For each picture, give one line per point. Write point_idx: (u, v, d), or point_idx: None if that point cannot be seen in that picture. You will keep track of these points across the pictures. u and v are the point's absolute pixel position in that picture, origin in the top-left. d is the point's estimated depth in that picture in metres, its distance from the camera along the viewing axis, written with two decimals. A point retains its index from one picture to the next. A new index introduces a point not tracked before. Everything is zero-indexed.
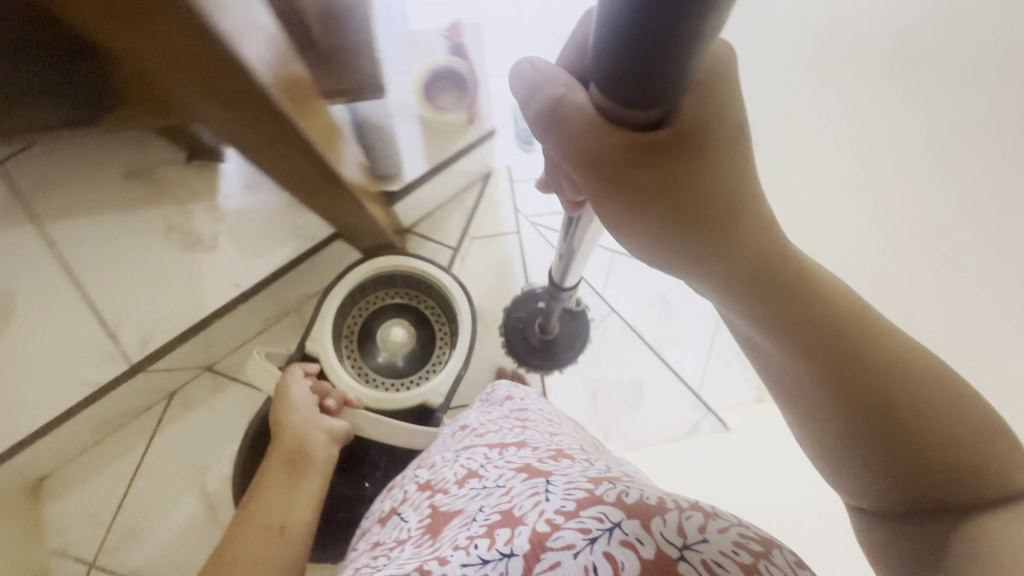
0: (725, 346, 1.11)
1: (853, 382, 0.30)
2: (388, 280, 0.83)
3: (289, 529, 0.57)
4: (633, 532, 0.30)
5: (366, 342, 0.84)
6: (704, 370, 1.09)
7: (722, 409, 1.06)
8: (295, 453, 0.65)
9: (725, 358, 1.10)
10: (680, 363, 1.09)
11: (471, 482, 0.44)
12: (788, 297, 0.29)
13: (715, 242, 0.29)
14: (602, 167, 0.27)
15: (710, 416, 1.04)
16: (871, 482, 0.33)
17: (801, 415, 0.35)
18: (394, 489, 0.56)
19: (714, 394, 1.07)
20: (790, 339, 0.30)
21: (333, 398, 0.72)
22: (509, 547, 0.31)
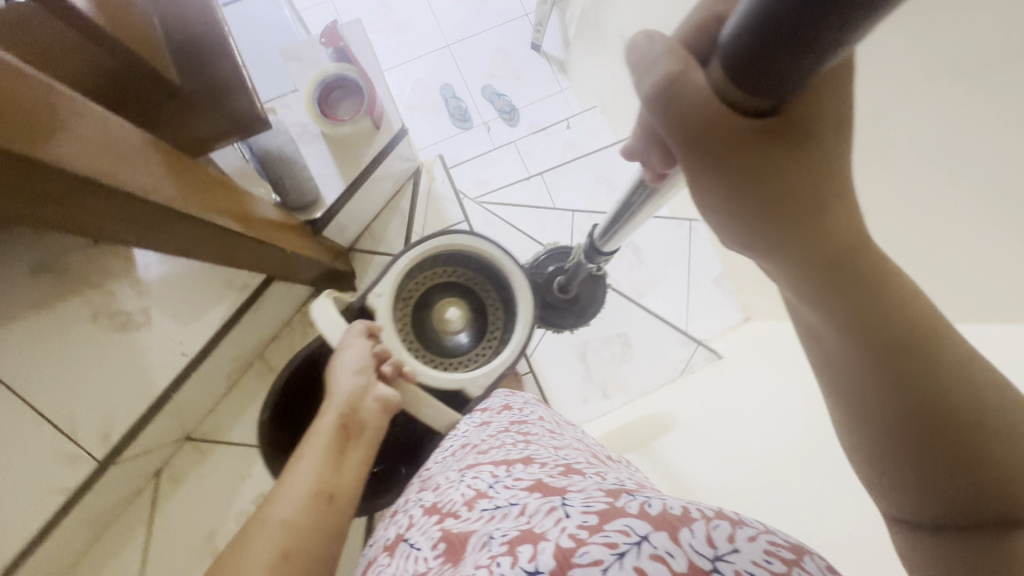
0: (702, 274, 1.13)
1: (910, 370, 0.26)
2: (458, 258, 0.80)
3: (338, 499, 0.53)
4: (662, 545, 0.28)
5: (420, 311, 0.82)
6: (689, 306, 1.12)
7: (715, 336, 1.08)
8: (349, 418, 0.62)
9: (706, 286, 1.13)
10: (657, 304, 1.12)
11: (481, 503, 0.43)
12: (861, 288, 0.25)
13: (798, 231, 0.25)
14: (709, 145, 0.24)
15: (701, 347, 1.05)
16: (911, 491, 0.28)
17: (833, 408, 0.30)
18: (396, 515, 0.55)
19: (703, 325, 1.10)
20: (848, 327, 0.26)
21: (391, 364, 0.69)
22: (534, 565, 0.31)
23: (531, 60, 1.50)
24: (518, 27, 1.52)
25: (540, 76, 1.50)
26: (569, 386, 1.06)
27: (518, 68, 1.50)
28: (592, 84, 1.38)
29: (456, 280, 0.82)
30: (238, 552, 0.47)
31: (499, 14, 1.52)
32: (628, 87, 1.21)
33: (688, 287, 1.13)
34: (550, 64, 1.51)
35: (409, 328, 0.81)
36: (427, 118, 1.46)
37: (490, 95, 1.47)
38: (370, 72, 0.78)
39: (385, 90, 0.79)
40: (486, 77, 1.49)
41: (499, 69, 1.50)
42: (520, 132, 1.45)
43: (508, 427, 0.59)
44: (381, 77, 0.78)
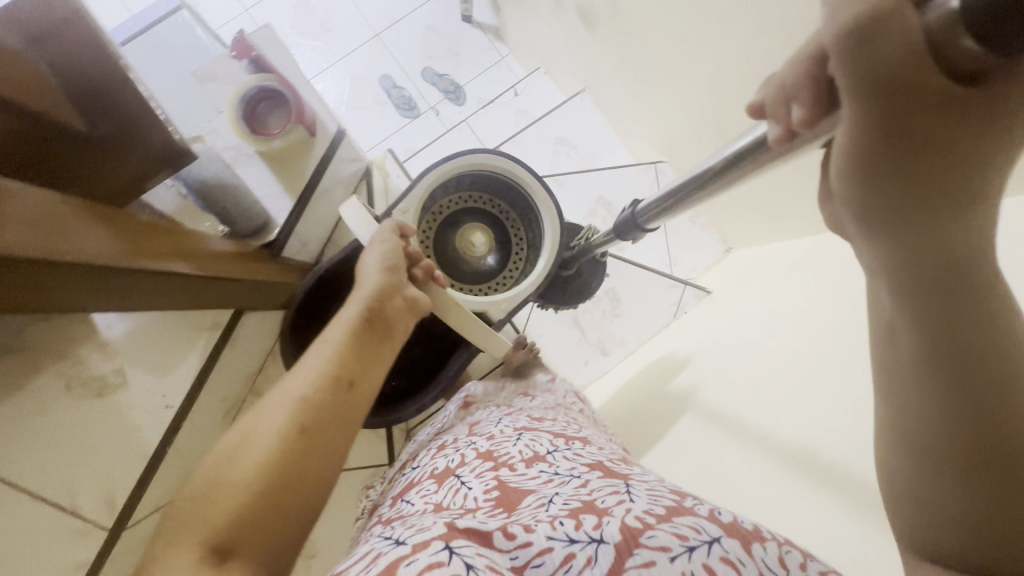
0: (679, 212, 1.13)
1: (988, 402, 0.27)
2: (493, 182, 0.80)
3: (359, 388, 0.46)
4: (732, 551, 0.36)
5: (446, 229, 0.80)
6: (669, 247, 1.13)
7: (700, 273, 1.10)
8: (376, 310, 0.53)
9: (686, 223, 1.12)
10: (638, 253, 1.13)
11: (539, 465, 0.51)
12: (959, 315, 0.27)
13: (920, 212, 0.24)
14: (902, 104, 0.21)
15: (689, 286, 1.06)
16: (950, 526, 0.29)
17: (893, 400, 0.31)
18: (444, 451, 0.63)
19: (687, 264, 1.11)
20: (935, 341, 0.27)
21: (422, 268, 0.63)
22: (598, 534, 0.37)
23: (464, 33, 1.46)
24: (444, 1, 1.46)
25: (478, 47, 1.45)
26: (568, 352, 1.07)
27: (453, 44, 1.45)
28: (531, 46, 1.35)
29: (483, 206, 0.82)
30: (250, 429, 0.40)
31: None
32: (568, 42, 1.18)
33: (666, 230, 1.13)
34: (485, 33, 1.46)
35: (431, 246, 0.79)
36: (373, 114, 1.42)
37: (432, 77, 1.43)
38: (292, 80, 0.75)
39: (312, 98, 0.77)
40: (424, 60, 1.44)
41: (435, 49, 1.45)
42: (470, 109, 1.42)
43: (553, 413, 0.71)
44: (305, 84, 0.77)
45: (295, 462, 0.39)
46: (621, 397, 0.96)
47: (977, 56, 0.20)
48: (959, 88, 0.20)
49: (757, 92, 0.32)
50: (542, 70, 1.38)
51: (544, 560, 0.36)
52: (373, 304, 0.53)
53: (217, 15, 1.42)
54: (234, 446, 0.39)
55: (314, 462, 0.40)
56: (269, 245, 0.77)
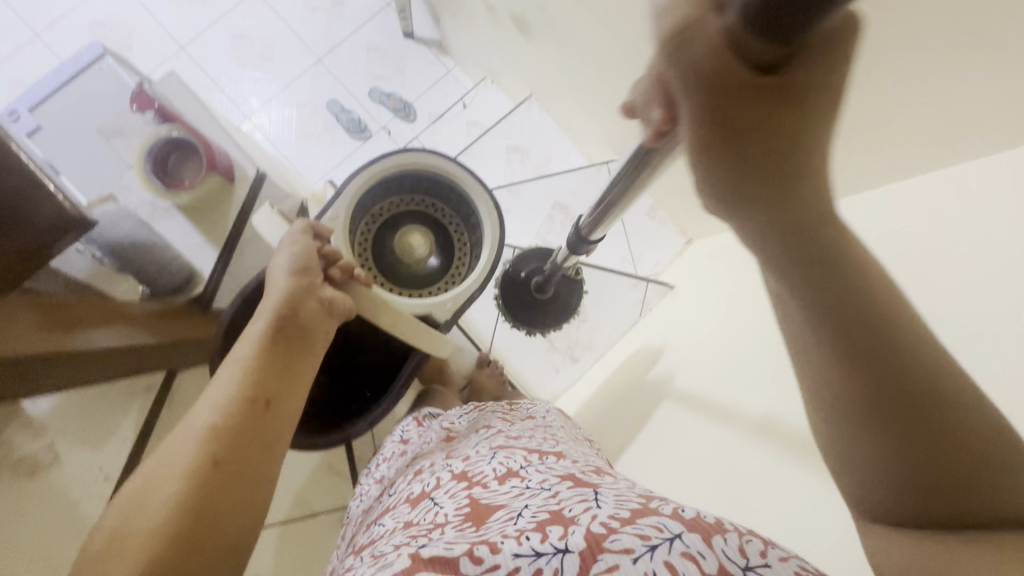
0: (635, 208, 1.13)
1: (887, 367, 0.29)
2: (429, 183, 0.79)
3: (277, 405, 0.48)
4: (694, 546, 0.34)
5: (384, 232, 0.80)
6: (629, 244, 1.13)
7: (662, 268, 1.10)
8: (288, 322, 0.55)
9: (641, 219, 1.12)
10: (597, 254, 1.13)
11: (512, 481, 0.49)
12: (836, 271, 0.29)
13: (767, 178, 0.27)
14: (714, 92, 0.24)
15: (651, 283, 1.06)
16: (881, 487, 0.31)
17: (807, 374, 0.32)
18: (421, 476, 0.61)
19: (648, 260, 1.11)
20: (818, 310, 0.29)
21: (340, 269, 0.64)
22: (563, 543, 0.36)
23: (408, 50, 1.44)
24: (383, 19, 1.44)
25: (423, 63, 1.44)
26: (536, 363, 1.07)
27: (397, 62, 1.44)
28: (474, 57, 1.34)
29: (422, 208, 0.81)
30: (157, 465, 0.40)
31: (360, 12, 1.44)
32: (508, 51, 1.18)
33: (625, 229, 1.13)
34: (428, 48, 1.44)
35: (369, 249, 0.79)
36: (323, 140, 1.40)
37: (380, 97, 1.41)
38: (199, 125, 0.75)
39: (224, 141, 0.77)
40: (369, 80, 1.43)
41: (379, 68, 1.43)
42: (421, 126, 1.41)
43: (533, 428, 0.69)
44: (213, 126, 0.76)
45: (209, 490, 0.40)
46: (594, 404, 0.96)
47: (761, 48, 0.24)
48: (757, 74, 0.24)
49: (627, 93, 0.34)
50: (489, 80, 1.38)
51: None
52: (282, 314, 0.55)
53: (152, 56, 1.39)
54: (146, 484, 0.39)
55: (238, 481, 0.42)
56: (197, 298, 0.81)
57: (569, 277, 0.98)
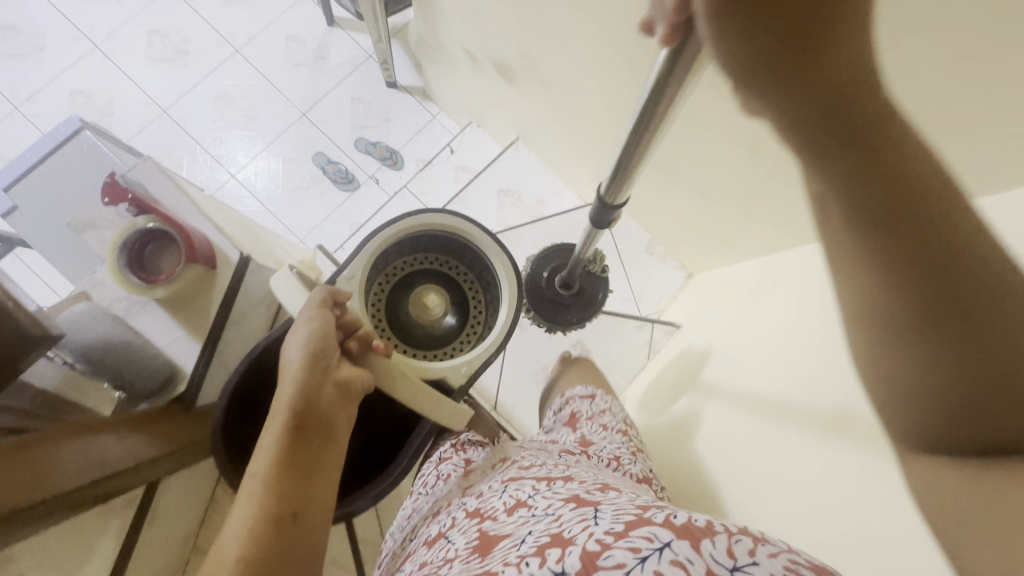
0: (634, 246, 1.12)
1: (946, 277, 0.26)
2: (445, 241, 0.76)
3: (302, 517, 0.48)
4: (682, 552, 0.32)
5: (399, 292, 0.76)
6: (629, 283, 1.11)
7: (664, 305, 1.10)
8: (307, 418, 0.54)
9: (640, 256, 1.11)
10: None
11: (520, 511, 0.48)
12: (897, 182, 0.25)
13: (805, 70, 0.22)
14: None
15: (657, 324, 1.05)
16: (928, 420, 0.29)
17: (852, 296, 0.28)
18: (438, 516, 0.61)
19: (650, 298, 1.10)
20: (864, 212, 0.26)
21: (357, 340, 0.62)
22: (561, 566, 0.35)
23: (392, 99, 1.44)
24: (366, 71, 1.45)
25: (408, 110, 1.44)
26: None
27: (382, 111, 1.44)
28: (459, 103, 1.33)
29: (438, 266, 0.78)
30: None
31: (343, 65, 1.45)
32: (491, 95, 1.17)
33: (624, 268, 1.11)
34: (412, 96, 1.44)
35: (384, 311, 0.75)
36: (311, 194, 1.39)
37: (366, 147, 1.41)
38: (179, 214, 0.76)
39: (207, 228, 0.76)
40: (355, 131, 1.42)
41: (365, 119, 1.43)
42: (410, 173, 1.40)
43: (544, 450, 0.67)
44: (188, 214, 0.75)
45: None
46: None
47: None
48: None
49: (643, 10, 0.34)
50: (474, 124, 1.37)
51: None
52: (298, 411, 0.54)
53: (132, 121, 1.38)
54: None
55: None
56: (180, 398, 0.75)
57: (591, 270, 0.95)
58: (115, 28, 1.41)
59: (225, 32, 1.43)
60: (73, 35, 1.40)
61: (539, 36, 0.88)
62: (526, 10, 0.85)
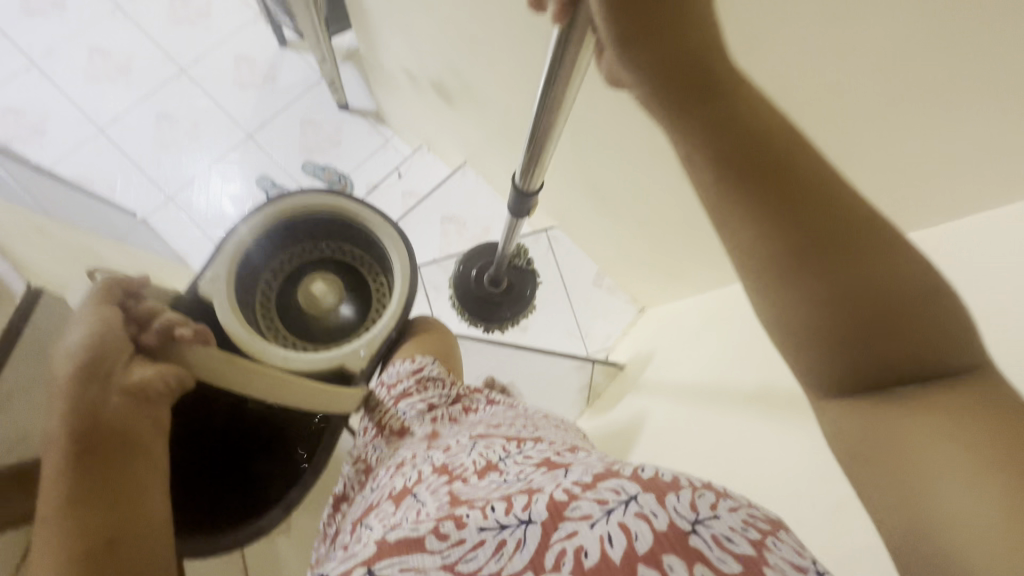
0: (581, 278, 1.06)
1: (822, 217, 0.32)
2: (333, 225, 0.68)
3: (121, 545, 0.42)
4: (647, 505, 0.33)
5: (290, 287, 0.69)
6: (577, 317, 1.05)
7: (614, 341, 1.03)
8: (91, 437, 0.46)
9: (586, 287, 1.06)
10: (542, 333, 1.03)
11: (491, 476, 0.45)
12: (757, 146, 0.31)
13: (663, 46, 0.30)
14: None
15: (598, 364, 0.96)
16: (830, 357, 0.33)
17: (750, 246, 0.33)
18: (402, 468, 0.53)
19: (597, 333, 1.04)
20: (739, 166, 0.31)
21: (154, 332, 0.51)
22: (527, 514, 0.36)
23: (344, 121, 1.38)
24: (318, 93, 1.39)
25: (360, 133, 1.37)
26: None
27: (333, 133, 1.37)
28: (410, 127, 1.28)
29: (330, 255, 0.70)
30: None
31: (293, 87, 1.39)
32: (436, 119, 1.11)
33: (570, 301, 1.05)
34: (365, 118, 1.38)
35: (276, 308, 0.68)
36: None
37: (314, 170, 1.34)
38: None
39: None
40: (303, 154, 1.36)
41: (314, 142, 1.37)
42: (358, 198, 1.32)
43: (515, 414, 0.62)
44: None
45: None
46: None
47: None
48: None
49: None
50: (427, 148, 1.33)
51: (477, 554, 0.35)
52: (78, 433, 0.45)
53: (67, 138, 1.31)
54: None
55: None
56: None
57: (517, 263, 0.97)
58: (54, 45, 1.36)
59: (171, 51, 1.38)
60: (9, 52, 1.35)
61: (472, 54, 0.81)
62: (454, 26, 0.78)
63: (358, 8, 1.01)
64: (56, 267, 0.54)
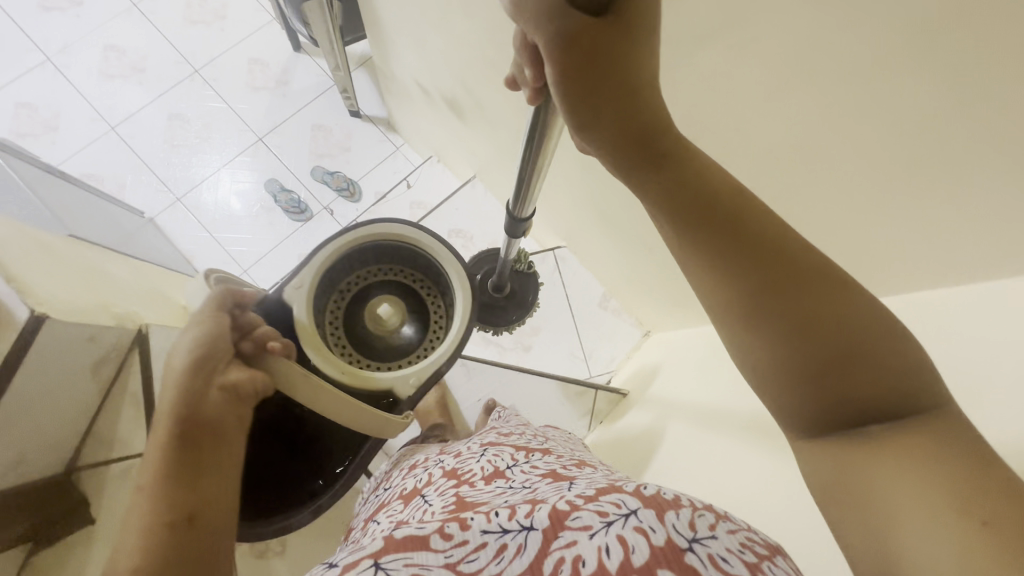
0: (586, 299, 1.05)
1: (762, 246, 0.32)
2: (409, 252, 0.67)
3: (202, 519, 0.40)
4: (646, 520, 0.32)
5: (356, 307, 0.66)
6: (581, 338, 1.04)
7: (617, 364, 1.02)
8: (192, 420, 0.45)
9: (592, 309, 1.05)
10: (545, 354, 1.03)
11: (497, 482, 0.45)
12: (689, 188, 0.33)
13: (609, 108, 0.32)
14: (551, 20, 0.30)
15: (602, 390, 0.95)
16: (796, 393, 0.32)
17: (708, 277, 0.33)
18: (415, 470, 0.58)
19: (600, 355, 1.03)
20: (676, 204, 0.33)
21: (253, 340, 0.55)
22: (529, 521, 0.34)
23: (354, 128, 1.38)
24: (330, 99, 1.39)
25: (370, 140, 1.37)
26: None
27: (343, 139, 1.37)
28: (420, 137, 1.27)
29: (401, 278, 0.68)
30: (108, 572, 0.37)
31: (306, 91, 1.39)
32: (447, 132, 1.11)
33: (575, 322, 1.04)
34: (376, 125, 1.38)
35: (341, 328, 0.65)
36: (260, 222, 1.31)
37: (323, 176, 1.34)
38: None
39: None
40: (313, 159, 1.35)
41: (325, 147, 1.36)
42: (366, 206, 1.32)
43: (521, 431, 0.64)
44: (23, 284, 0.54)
45: None
46: None
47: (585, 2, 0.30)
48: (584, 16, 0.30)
49: (511, 69, 0.42)
50: (436, 159, 1.32)
51: (479, 555, 0.34)
52: (182, 415, 0.45)
53: (78, 136, 1.32)
54: None
55: None
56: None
57: (519, 269, 0.96)
58: (69, 41, 1.37)
59: (186, 52, 1.39)
60: (25, 47, 1.35)
61: (486, 75, 0.81)
62: (468, 45, 0.78)
63: (373, 19, 1.00)
64: (77, 307, 0.52)
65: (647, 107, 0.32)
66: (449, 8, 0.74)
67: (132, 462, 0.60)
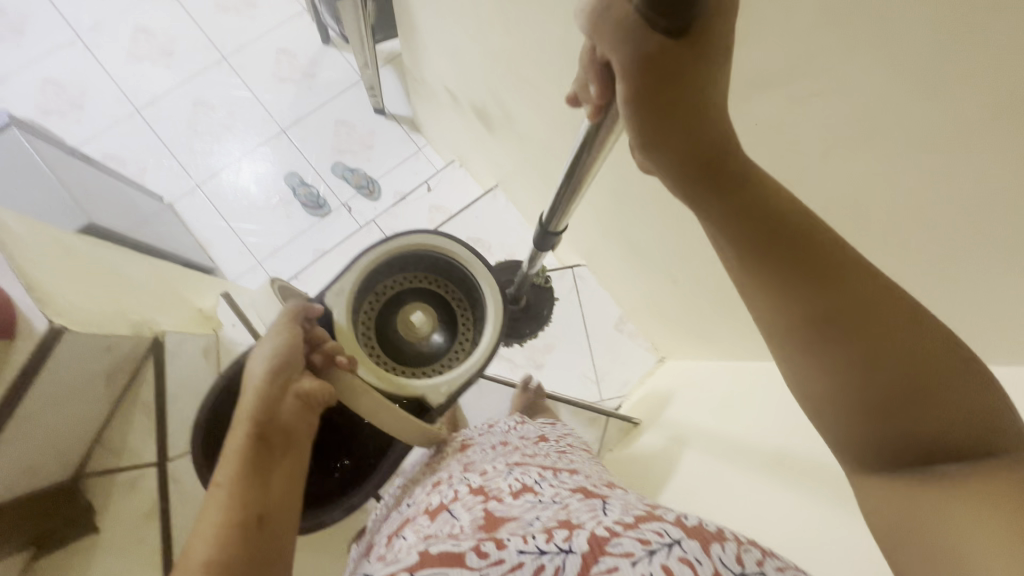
0: (602, 319, 1.04)
1: (835, 269, 0.30)
2: (443, 263, 0.68)
3: (271, 522, 0.40)
4: (691, 551, 0.30)
5: (389, 314, 0.67)
6: (594, 360, 1.02)
7: (629, 388, 1.01)
8: (267, 426, 0.46)
9: (607, 331, 1.04)
10: (557, 373, 1.01)
11: (526, 495, 0.44)
12: (758, 209, 0.31)
13: (683, 126, 0.31)
14: (633, 39, 0.30)
15: (613, 416, 0.94)
16: (858, 423, 0.31)
17: (768, 303, 0.32)
18: (439, 487, 0.55)
19: (613, 379, 1.02)
20: (742, 225, 0.31)
21: (322, 353, 0.56)
22: (568, 545, 0.33)
23: (379, 125, 1.36)
24: (356, 94, 1.38)
25: (394, 139, 1.36)
26: None
27: (366, 137, 1.36)
28: (444, 141, 1.26)
29: (431, 287, 0.69)
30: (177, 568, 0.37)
31: (332, 85, 1.38)
32: (473, 140, 1.09)
33: (588, 342, 1.03)
34: (400, 125, 1.37)
35: (375, 334, 0.65)
36: (279, 215, 1.31)
37: (343, 173, 1.33)
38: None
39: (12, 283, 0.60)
40: (334, 155, 1.34)
41: (347, 143, 1.35)
42: (385, 206, 1.31)
43: (547, 446, 0.62)
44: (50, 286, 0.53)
45: None
46: None
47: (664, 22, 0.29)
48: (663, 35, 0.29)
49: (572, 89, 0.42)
50: (459, 164, 1.31)
51: None
52: (261, 420, 0.46)
53: (103, 116, 1.32)
54: None
55: None
56: None
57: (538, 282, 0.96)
58: (101, 21, 1.37)
59: (215, 38, 1.38)
60: (56, 23, 1.35)
61: (520, 90, 0.79)
62: (504, 59, 0.77)
63: (406, 21, 0.99)
64: (97, 313, 0.51)
65: (712, 127, 0.31)
66: (487, 20, 0.73)
67: (138, 472, 0.62)
